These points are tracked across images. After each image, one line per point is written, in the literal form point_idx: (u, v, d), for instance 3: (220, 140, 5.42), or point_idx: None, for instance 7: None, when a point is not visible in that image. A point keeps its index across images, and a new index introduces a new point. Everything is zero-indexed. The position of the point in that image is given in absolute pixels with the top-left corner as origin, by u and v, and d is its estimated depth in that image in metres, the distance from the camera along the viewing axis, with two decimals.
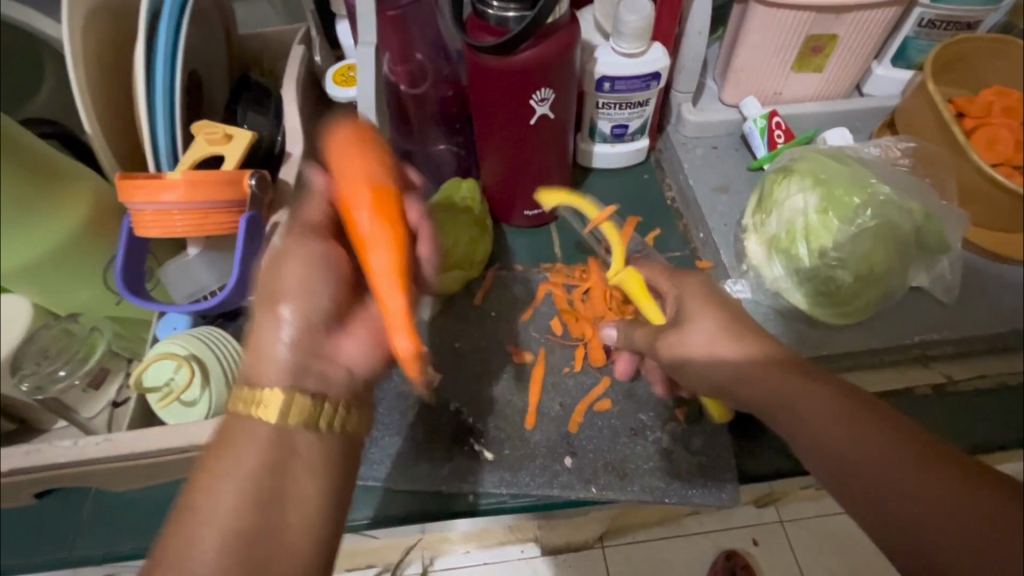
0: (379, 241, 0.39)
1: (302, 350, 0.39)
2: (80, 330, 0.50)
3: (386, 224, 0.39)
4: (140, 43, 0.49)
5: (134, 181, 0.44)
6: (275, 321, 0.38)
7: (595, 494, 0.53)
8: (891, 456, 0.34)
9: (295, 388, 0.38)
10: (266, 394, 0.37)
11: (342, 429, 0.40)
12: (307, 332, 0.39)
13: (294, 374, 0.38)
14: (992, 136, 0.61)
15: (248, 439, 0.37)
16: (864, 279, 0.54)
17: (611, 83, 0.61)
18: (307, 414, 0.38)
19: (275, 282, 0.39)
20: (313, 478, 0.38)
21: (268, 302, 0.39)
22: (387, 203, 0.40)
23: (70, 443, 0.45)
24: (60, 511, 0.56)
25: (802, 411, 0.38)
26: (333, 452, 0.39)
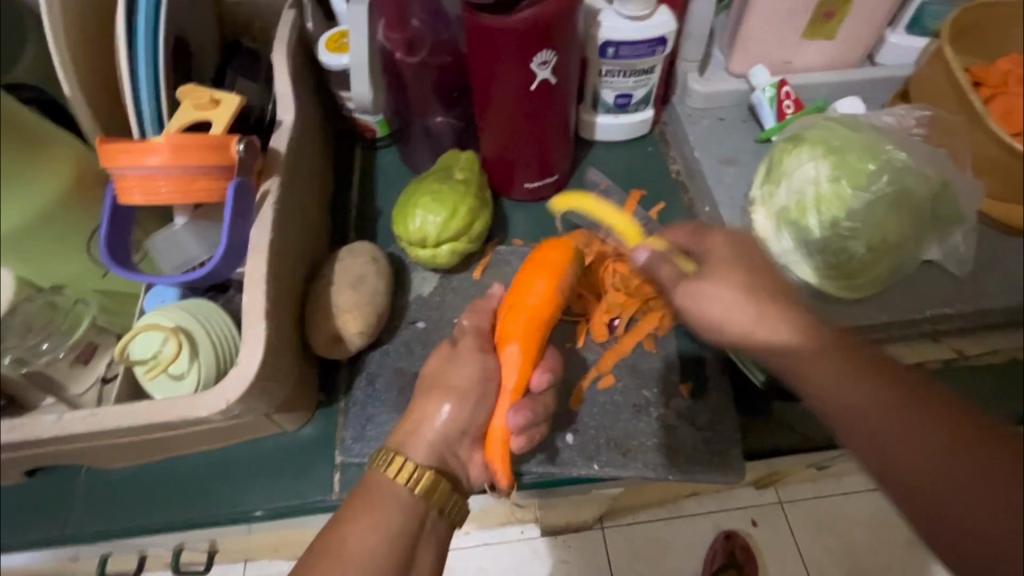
0: (512, 363, 0.48)
1: (447, 442, 0.48)
2: (65, 303, 0.49)
3: (534, 347, 0.49)
4: (120, 0, 0.46)
5: (115, 145, 0.42)
6: (436, 412, 0.47)
7: (597, 471, 0.52)
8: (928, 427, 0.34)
9: (438, 469, 0.47)
10: (420, 474, 0.45)
11: (451, 515, 0.47)
12: (457, 429, 0.48)
13: (438, 455, 0.47)
14: (1009, 106, 0.58)
15: (390, 503, 0.44)
16: (874, 249, 0.52)
17: (615, 48, 0.59)
18: (443, 500, 0.46)
19: (443, 377, 0.49)
20: (432, 549, 0.45)
21: (438, 394, 0.48)
22: (536, 329, 0.49)
23: (53, 418, 0.43)
24: (53, 488, 0.56)
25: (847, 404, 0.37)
26: (444, 530, 0.47)
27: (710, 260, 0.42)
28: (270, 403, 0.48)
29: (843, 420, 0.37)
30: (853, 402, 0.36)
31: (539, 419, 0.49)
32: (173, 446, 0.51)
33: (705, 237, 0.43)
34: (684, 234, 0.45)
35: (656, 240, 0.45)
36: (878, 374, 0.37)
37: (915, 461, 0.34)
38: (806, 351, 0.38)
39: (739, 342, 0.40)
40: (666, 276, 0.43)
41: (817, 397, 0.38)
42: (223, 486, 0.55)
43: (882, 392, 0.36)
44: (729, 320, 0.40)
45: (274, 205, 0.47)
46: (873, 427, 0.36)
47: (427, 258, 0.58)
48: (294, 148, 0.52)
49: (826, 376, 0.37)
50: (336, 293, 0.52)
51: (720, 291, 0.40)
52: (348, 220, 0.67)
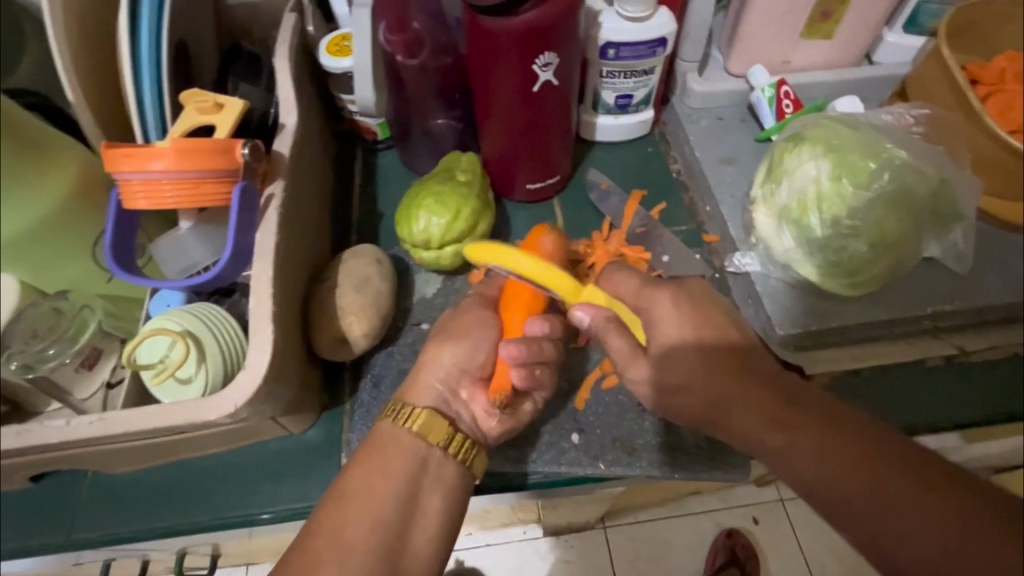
0: (514, 300, 0.49)
1: (449, 385, 0.49)
2: (70, 308, 0.49)
3: (535, 289, 0.49)
4: (122, 5, 0.46)
5: (121, 150, 0.42)
6: (438, 359, 0.49)
7: (603, 470, 0.52)
8: (839, 451, 0.41)
9: (435, 410, 0.47)
10: (414, 411, 0.46)
11: (461, 459, 0.46)
12: (460, 370, 0.49)
13: (437, 400, 0.48)
14: (1006, 103, 0.59)
15: (394, 445, 0.45)
16: (875, 247, 0.53)
17: (615, 49, 0.59)
18: (446, 438, 0.46)
19: (449, 326, 0.50)
20: (439, 494, 0.45)
21: (438, 341, 0.50)
22: (541, 270, 0.50)
23: (60, 423, 0.43)
24: (58, 494, 0.55)
25: (757, 433, 0.43)
26: (450, 476, 0.46)
27: (658, 329, 0.47)
28: (277, 406, 0.48)
29: (766, 451, 0.43)
30: (773, 434, 0.43)
31: (539, 356, 0.46)
32: (180, 450, 0.51)
33: (653, 300, 0.47)
34: (630, 290, 0.49)
35: (600, 297, 0.46)
36: (790, 399, 0.43)
37: (830, 484, 0.41)
38: (739, 390, 0.44)
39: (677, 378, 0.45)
40: (620, 350, 0.45)
41: (743, 433, 0.44)
42: (229, 490, 0.55)
43: (800, 422, 0.42)
44: (664, 363, 0.45)
45: (278, 209, 0.47)
46: (796, 462, 0.42)
47: (431, 260, 0.58)
48: (297, 152, 0.52)
49: (748, 409, 0.44)
50: (340, 296, 0.52)
51: (671, 329, 0.46)
52: (351, 222, 0.67)
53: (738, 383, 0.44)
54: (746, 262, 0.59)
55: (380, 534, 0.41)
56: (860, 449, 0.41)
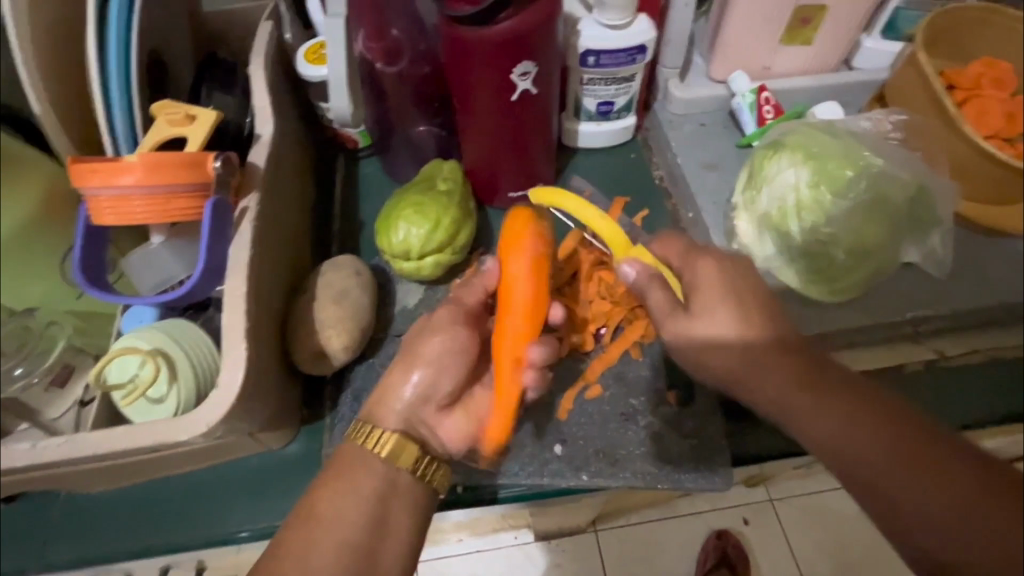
0: (513, 331, 0.47)
1: (417, 411, 0.46)
2: (37, 325, 0.48)
3: (534, 316, 0.48)
4: (90, 14, 0.45)
5: (87, 165, 0.41)
6: (405, 381, 0.46)
7: (586, 481, 0.52)
8: (925, 478, 0.32)
9: (407, 434, 0.45)
10: (383, 436, 0.44)
11: (429, 480, 0.45)
12: (426, 395, 0.46)
13: (404, 422, 0.46)
14: (982, 108, 0.60)
15: (362, 468, 0.43)
16: (854, 254, 0.53)
17: (595, 57, 0.59)
18: (415, 464, 0.44)
19: (415, 349, 0.47)
20: (409, 514, 0.44)
21: (403, 364, 0.47)
22: (536, 293, 0.49)
23: (26, 446, 0.42)
24: (30, 515, 0.54)
25: (798, 416, 0.36)
26: (421, 500, 0.45)
27: (701, 289, 0.39)
28: (254, 422, 0.47)
29: (826, 453, 0.35)
30: (827, 426, 0.35)
31: (552, 358, 0.49)
32: (155, 469, 0.50)
33: (695, 263, 0.41)
34: (675, 249, 0.43)
35: (645, 255, 0.44)
36: (836, 387, 0.36)
37: (898, 497, 0.33)
38: (789, 378, 0.37)
39: (720, 365, 0.39)
40: (657, 305, 0.41)
41: (764, 395, 0.38)
42: (206, 507, 0.54)
43: (876, 432, 0.34)
44: (708, 338, 0.39)
45: (253, 221, 0.46)
46: (845, 447, 0.35)
47: (411, 271, 0.57)
48: (273, 163, 0.52)
49: (786, 385, 0.37)
50: (319, 309, 0.52)
51: (716, 322, 0.39)
52: (332, 231, 0.66)
53: (794, 371, 0.37)
54: None
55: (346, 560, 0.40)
56: (904, 450, 0.33)
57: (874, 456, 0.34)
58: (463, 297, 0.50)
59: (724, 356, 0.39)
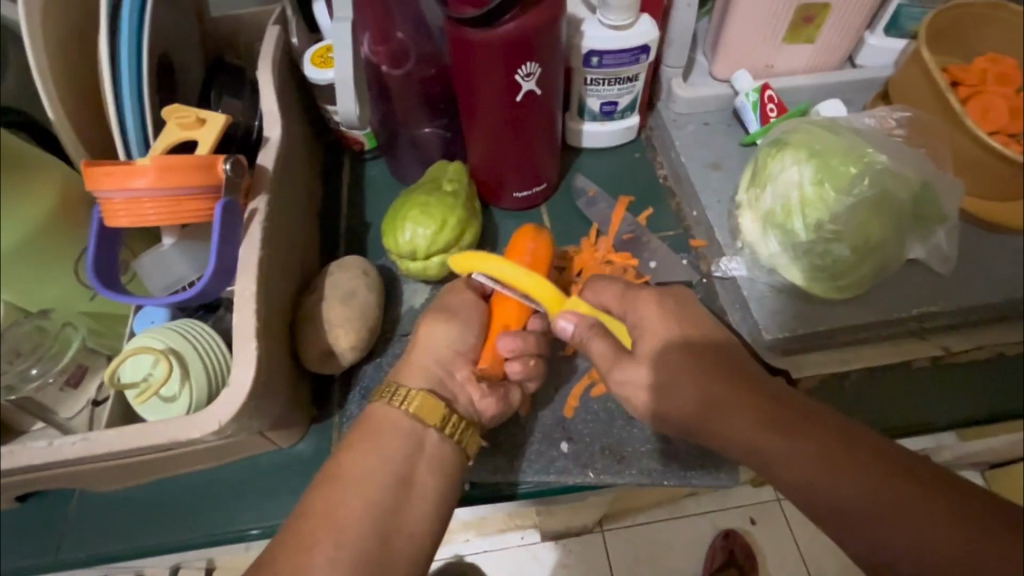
0: (512, 297, 0.51)
1: (444, 366, 0.49)
2: (52, 327, 0.49)
3: (534, 295, 0.52)
4: (102, 21, 0.46)
5: (101, 168, 0.42)
6: (431, 338, 0.49)
7: (593, 478, 0.52)
8: (850, 475, 0.38)
9: (430, 391, 0.47)
10: (410, 393, 0.46)
11: (458, 439, 0.46)
12: (454, 351, 0.50)
13: (433, 381, 0.48)
14: (985, 104, 0.60)
15: (389, 427, 0.45)
16: (859, 251, 0.53)
17: (599, 57, 0.59)
18: (443, 422, 0.45)
19: (440, 305, 0.51)
20: (435, 474, 0.44)
21: (435, 319, 0.50)
22: (538, 277, 0.52)
23: (42, 444, 0.42)
24: (43, 514, 0.55)
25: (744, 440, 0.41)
26: (447, 459, 0.45)
27: (636, 330, 0.46)
28: (264, 420, 0.48)
29: (773, 473, 0.40)
30: (778, 459, 0.40)
31: (535, 347, 0.50)
32: (166, 467, 0.51)
33: (633, 304, 0.47)
34: (612, 295, 0.48)
35: (584, 307, 0.48)
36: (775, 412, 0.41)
37: (835, 499, 0.38)
38: (730, 406, 0.42)
39: (677, 399, 0.43)
40: (602, 353, 0.45)
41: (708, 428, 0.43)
42: (219, 504, 0.54)
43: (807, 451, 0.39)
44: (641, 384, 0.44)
45: (262, 223, 0.47)
46: (783, 465, 0.39)
47: (418, 271, 0.58)
48: (281, 164, 0.52)
49: (722, 410, 0.42)
50: (328, 308, 0.52)
51: (635, 370, 0.45)
52: (338, 233, 0.67)
53: (736, 413, 0.41)
54: (733, 267, 0.58)
55: (370, 520, 0.40)
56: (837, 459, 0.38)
57: (816, 472, 0.38)
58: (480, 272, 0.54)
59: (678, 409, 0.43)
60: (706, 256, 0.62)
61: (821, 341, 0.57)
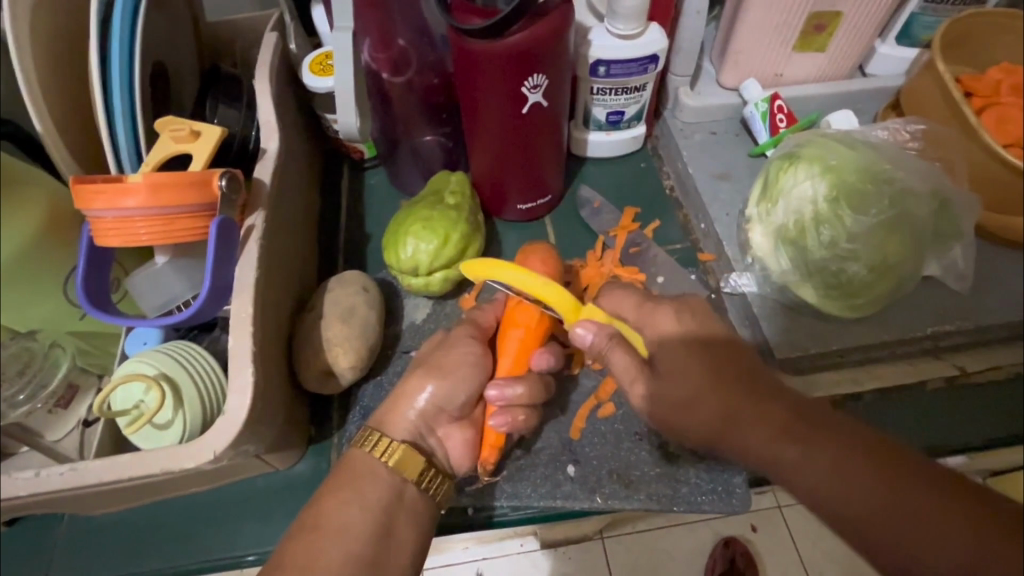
0: (516, 339, 0.49)
1: (425, 421, 0.47)
2: (40, 347, 0.47)
3: (538, 337, 0.50)
4: (93, 30, 0.44)
5: (90, 186, 0.40)
6: (417, 392, 0.47)
7: (600, 504, 0.51)
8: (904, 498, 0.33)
9: (411, 444, 0.45)
10: (392, 445, 0.44)
11: (431, 493, 0.45)
12: (438, 408, 0.47)
13: (413, 434, 0.46)
14: (1002, 115, 0.58)
15: (371, 486, 0.43)
16: (875, 271, 0.52)
17: (606, 67, 0.58)
18: (419, 476, 0.44)
19: (430, 359, 0.48)
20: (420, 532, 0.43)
21: (421, 374, 0.48)
22: (539, 323, 0.49)
23: (28, 475, 0.41)
24: (31, 536, 0.53)
25: (792, 472, 0.36)
26: (422, 522, 0.43)
27: (665, 347, 0.42)
28: (262, 444, 0.46)
29: (816, 503, 0.35)
30: (858, 496, 0.34)
31: (532, 395, 0.47)
32: (159, 492, 0.49)
33: (652, 313, 0.44)
34: (628, 306, 0.46)
35: (601, 315, 0.44)
36: (819, 435, 0.36)
37: (875, 522, 0.33)
38: (773, 433, 0.37)
39: (703, 423, 0.40)
40: (621, 363, 0.42)
41: (746, 450, 0.38)
42: (214, 528, 0.53)
43: (889, 495, 0.34)
44: (692, 402, 0.40)
45: (259, 241, 0.45)
46: (826, 491, 0.35)
47: (420, 287, 0.56)
48: (279, 177, 0.51)
49: (762, 433, 0.37)
50: (327, 327, 0.51)
51: (684, 345, 0.42)
52: (338, 246, 0.65)
53: (808, 445, 0.36)
54: (743, 283, 0.58)
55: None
56: (870, 475, 0.34)
57: (842, 477, 0.35)
58: (479, 318, 0.51)
59: (760, 445, 0.37)
60: (713, 271, 0.61)
61: (828, 361, 0.56)
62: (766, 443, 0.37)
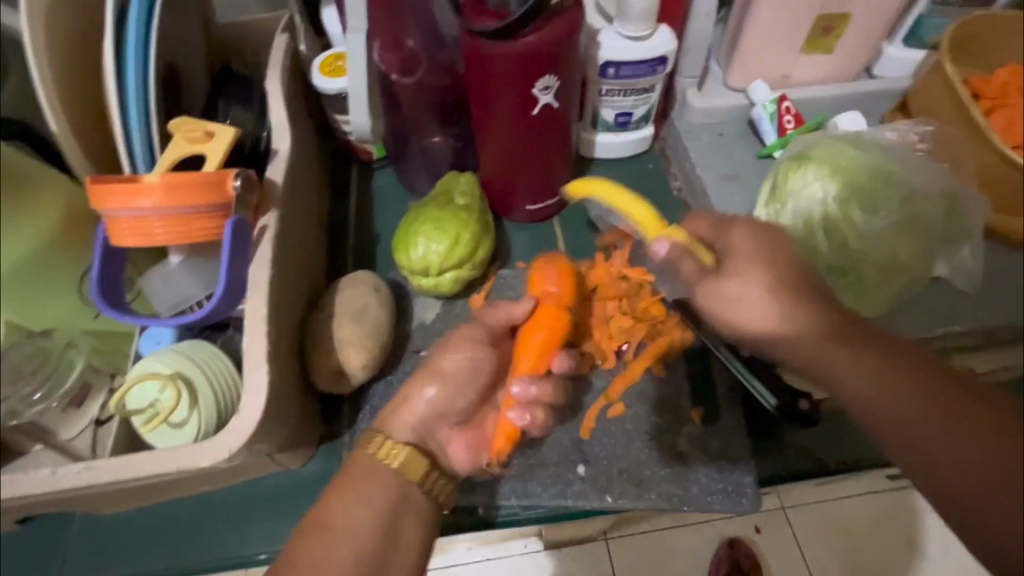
0: (534, 335, 0.49)
1: (427, 424, 0.46)
2: (55, 347, 0.48)
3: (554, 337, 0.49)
4: (108, 32, 0.44)
5: (107, 186, 0.40)
6: (421, 393, 0.46)
7: (610, 503, 0.51)
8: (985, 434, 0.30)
9: (416, 446, 0.45)
10: (394, 446, 0.44)
11: (431, 494, 0.44)
12: (440, 413, 0.47)
13: (418, 435, 0.46)
14: (1010, 117, 0.58)
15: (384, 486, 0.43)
16: (883, 271, 0.53)
17: (615, 68, 0.58)
18: (421, 479, 0.44)
19: (435, 363, 0.48)
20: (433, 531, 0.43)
21: (424, 376, 0.47)
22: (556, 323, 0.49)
23: (44, 473, 0.41)
24: (43, 536, 0.54)
25: (852, 391, 0.33)
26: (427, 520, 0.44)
27: (734, 254, 0.38)
28: (274, 444, 0.46)
29: (883, 421, 0.32)
30: (926, 424, 0.31)
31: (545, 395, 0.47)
32: (172, 491, 0.49)
33: (728, 232, 0.40)
34: (704, 225, 0.41)
35: (673, 230, 0.41)
36: (890, 357, 0.33)
37: (941, 453, 0.30)
38: (836, 346, 0.34)
39: (762, 337, 0.37)
40: (689, 273, 0.39)
41: (812, 371, 0.35)
42: (225, 527, 0.53)
43: (970, 427, 0.30)
44: (754, 321, 0.36)
45: (272, 240, 0.45)
46: (890, 411, 0.32)
47: (430, 287, 0.56)
48: (291, 178, 0.51)
49: (822, 351, 0.34)
50: (338, 327, 0.51)
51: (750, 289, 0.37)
52: (347, 246, 0.65)
53: (873, 365, 0.33)
54: None
55: None
56: (945, 402, 0.31)
57: (911, 409, 0.31)
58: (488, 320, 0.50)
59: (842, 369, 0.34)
60: None
61: None
62: (827, 360, 0.34)
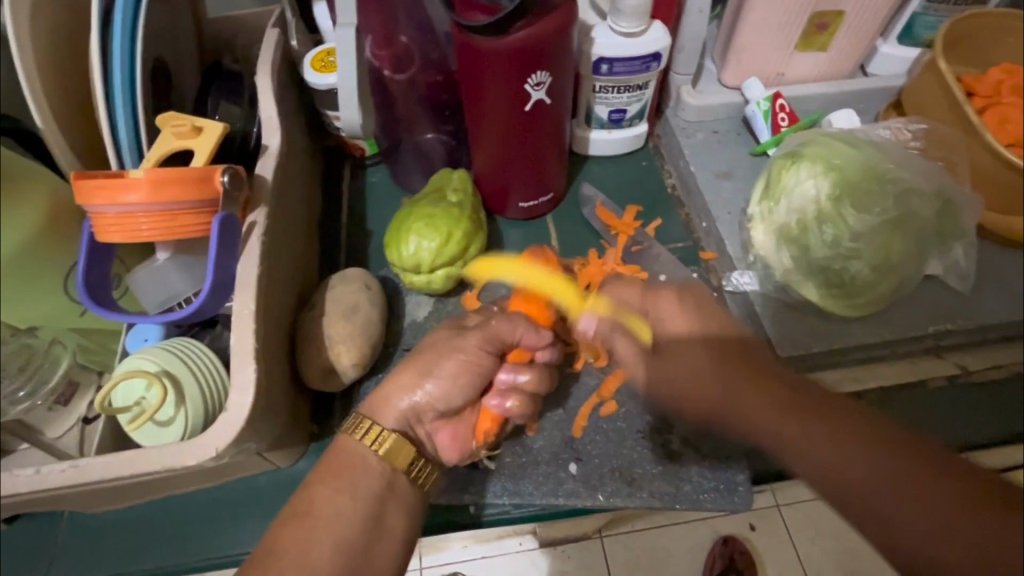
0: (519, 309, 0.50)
1: (418, 414, 0.45)
2: (40, 344, 0.47)
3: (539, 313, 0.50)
4: (94, 25, 0.44)
5: (92, 181, 0.40)
6: (417, 386, 0.45)
7: (602, 502, 0.51)
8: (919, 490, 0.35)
9: (403, 434, 0.44)
10: (382, 434, 0.43)
11: (418, 483, 0.44)
12: (434, 406, 0.45)
13: (403, 422, 0.44)
14: (1003, 115, 0.57)
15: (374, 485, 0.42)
16: (877, 269, 0.52)
17: (609, 65, 0.57)
18: (408, 467, 0.43)
19: (436, 354, 0.46)
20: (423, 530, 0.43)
21: (420, 371, 0.45)
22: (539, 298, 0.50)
23: (28, 471, 0.40)
24: (30, 534, 0.53)
25: (813, 457, 0.38)
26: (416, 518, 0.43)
27: (665, 322, 0.44)
28: (263, 442, 0.46)
29: (833, 485, 0.37)
30: (873, 484, 0.36)
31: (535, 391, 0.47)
32: (159, 489, 0.49)
33: (655, 299, 0.45)
34: (633, 293, 0.45)
35: (599, 304, 0.46)
36: (842, 421, 0.38)
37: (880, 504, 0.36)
38: (789, 412, 0.39)
39: (713, 399, 0.42)
40: (623, 349, 0.45)
41: (768, 433, 0.40)
42: (214, 526, 0.52)
43: (902, 480, 0.35)
44: (701, 385, 0.42)
45: (261, 237, 0.45)
46: (847, 474, 0.37)
47: (422, 285, 0.56)
48: (281, 174, 0.50)
49: (781, 415, 0.39)
50: (328, 325, 0.51)
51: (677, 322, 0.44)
52: (339, 243, 0.65)
53: (828, 431, 0.38)
54: (744, 282, 0.57)
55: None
56: (887, 462, 0.36)
57: (864, 466, 0.36)
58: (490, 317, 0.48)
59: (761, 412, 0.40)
60: (715, 269, 0.60)
61: (829, 360, 0.55)
62: (786, 425, 0.39)
